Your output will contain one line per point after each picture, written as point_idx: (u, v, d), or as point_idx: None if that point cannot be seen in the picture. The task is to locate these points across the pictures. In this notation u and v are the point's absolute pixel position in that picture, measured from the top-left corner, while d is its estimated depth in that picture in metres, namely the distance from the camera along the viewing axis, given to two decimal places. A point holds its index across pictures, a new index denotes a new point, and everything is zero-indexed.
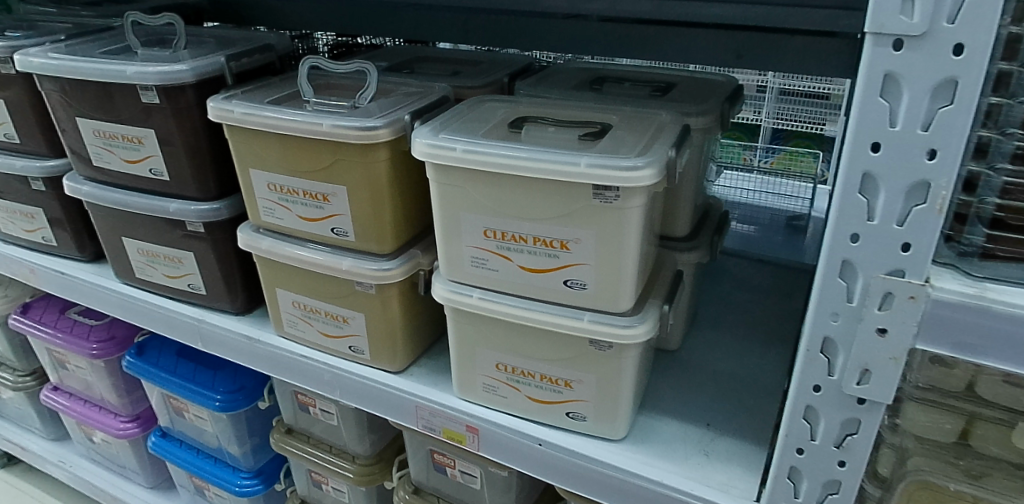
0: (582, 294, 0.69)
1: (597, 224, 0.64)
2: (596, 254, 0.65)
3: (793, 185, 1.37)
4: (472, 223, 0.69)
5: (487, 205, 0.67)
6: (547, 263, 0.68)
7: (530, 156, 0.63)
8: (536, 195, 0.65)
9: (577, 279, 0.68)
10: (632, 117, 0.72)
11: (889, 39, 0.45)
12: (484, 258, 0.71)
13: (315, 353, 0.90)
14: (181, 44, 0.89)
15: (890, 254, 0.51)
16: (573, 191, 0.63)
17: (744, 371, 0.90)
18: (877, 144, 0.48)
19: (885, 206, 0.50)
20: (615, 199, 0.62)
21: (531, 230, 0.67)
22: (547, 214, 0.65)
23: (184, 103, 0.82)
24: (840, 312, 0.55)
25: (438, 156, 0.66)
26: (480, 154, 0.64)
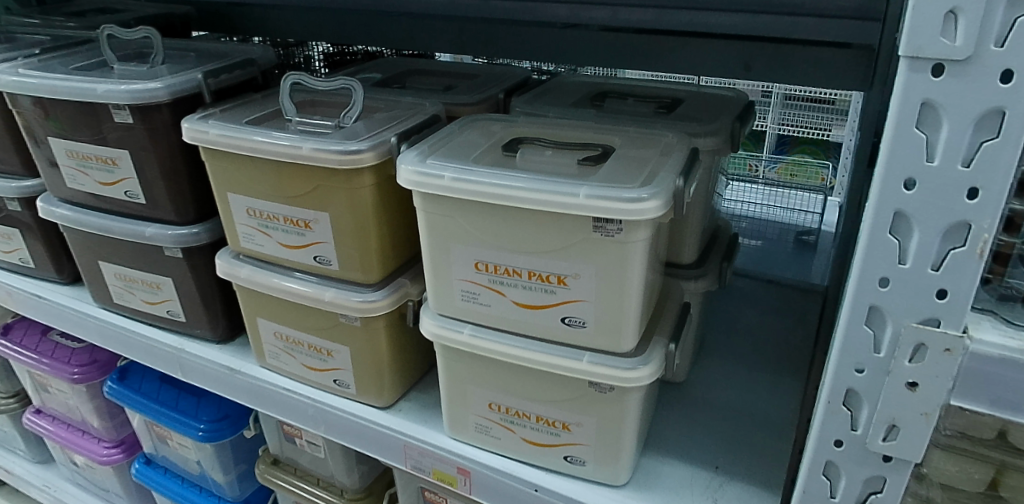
0: (582, 333, 0.63)
1: (597, 259, 0.59)
2: (596, 291, 0.60)
3: (800, 197, 1.29)
4: (462, 255, 0.64)
5: (478, 237, 0.62)
6: (543, 300, 0.63)
7: (524, 186, 0.57)
8: (531, 227, 0.60)
9: (576, 316, 0.62)
10: (636, 140, 0.67)
11: (927, 63, 0.39)
12: (475, 293, 0.66)
13: (299, 387, 0.85)
14: (158, 58, 0.84)
15: (924, 302, 0.46)
16: (571, 223, 0.58)
17: (754, 405, 0.84)
18: (911, 180, 0.43)
19: (919, 249, 0.44)
20: (617, 232, 0.57)
21: (525, 264, 0.61)
22: (542, 247, 0.60)
23: (160, 123, 0.77)
24: (865, 363, 0.50)
25: (424, 185, 0.61)
26: (470, 182, 0.59)
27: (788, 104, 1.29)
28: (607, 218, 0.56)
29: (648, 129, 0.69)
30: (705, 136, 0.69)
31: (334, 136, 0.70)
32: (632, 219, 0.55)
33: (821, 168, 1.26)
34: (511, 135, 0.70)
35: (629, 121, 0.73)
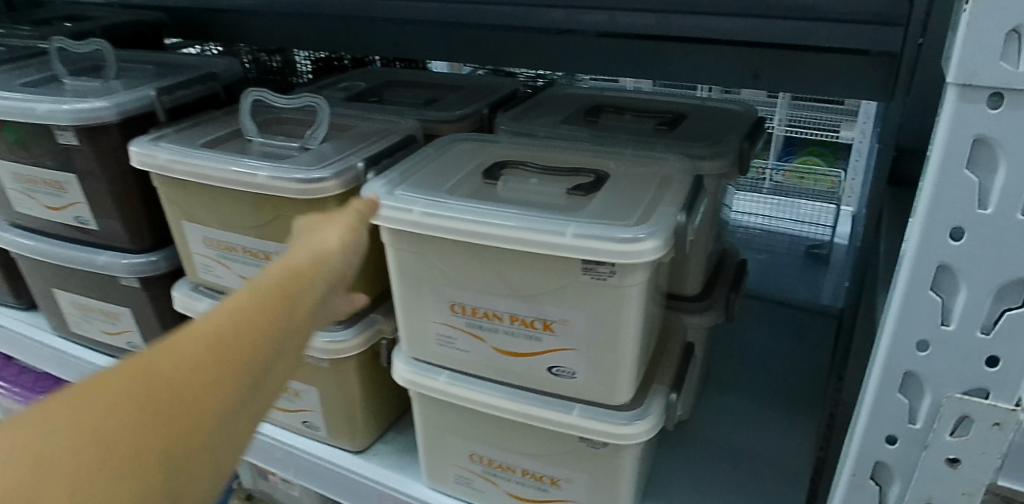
0: (572, 383, 0.56)
1: (587, 304, 0.52)
2: (587, 339, 0.53)
3: (808, 208, 1.22)
4: (436, 296, 0.57)
5: (454, 277, 0.55)
6: (527, 347, 0.56)
7: (503, 222, 0.50)
8: (512, 267, 0.53)
9: (564, 366, 0.55)
10: (633, 164, 0.60)
11: (983, 92, 0.32)
12: (452, 337, 0.59)
13: (266, 427, 0.78)
14: (111, 72, 0.77)
15: (970, 370, 0.39)
16: (559, 265, 0.51)
17: (761, 446, 0.77)
18: (959, 229, 0.36)
19: (966, 309, 0.37)
20: (610, 275, 0.49)
21: (506, 308, 0.54)
22: (525, 289, 0.53)
23: (108, 144, 0.70)
24: (897, 433, 0.43)
25: (391, 220, 0.54)
26: (441, 218, 0.52)
27: (796, 104, 1.18)
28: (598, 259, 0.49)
29: (648, 151, 0.62)
30: (710, 160, 0.62)
31: (297, 160, 0.63)
32: (626, 262, 0.48)
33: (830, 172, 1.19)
34: (494, 159, 0.63)
35: (627, 141, 0.66)
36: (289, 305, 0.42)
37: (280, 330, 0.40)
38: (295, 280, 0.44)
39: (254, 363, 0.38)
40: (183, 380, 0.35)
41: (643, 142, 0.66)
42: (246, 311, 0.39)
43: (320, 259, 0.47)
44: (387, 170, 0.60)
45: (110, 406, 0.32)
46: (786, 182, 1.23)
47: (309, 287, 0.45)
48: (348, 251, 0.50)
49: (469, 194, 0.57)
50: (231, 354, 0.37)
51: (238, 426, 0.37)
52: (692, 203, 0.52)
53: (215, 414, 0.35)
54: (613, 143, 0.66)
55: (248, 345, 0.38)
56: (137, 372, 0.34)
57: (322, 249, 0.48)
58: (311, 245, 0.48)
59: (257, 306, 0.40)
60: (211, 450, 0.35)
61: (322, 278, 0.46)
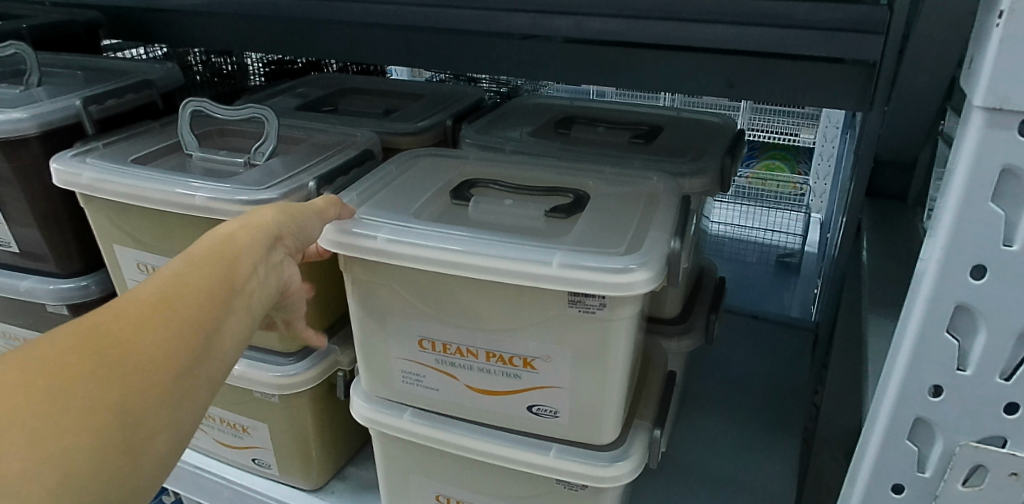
0: (554, 423, 0.52)
1: (571, 340, 0.47)
2: (571, 377, 0.49)
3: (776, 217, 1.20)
4: (402, 330, 0.51)
5: (424, 309, 0.50)
6: (503, 384, 0.51)
7: (477, 250, 0.46)
8: (489, 298, 0.48)
9: (546, 405, 0.51)
10: (612, 186, 0.55)
11: (1013, 117, 0.29)
12: (421, 373, 0.53)
13: (212, 465, 0.72)
14: (32, 78, 0.69)
15: (987, 418, 0.35)
16: (541, 296, 0.46)
17: (742, 473, 0.74)
18: (981, 268, 0.32)
19: (985, 353, 0.34)
20: (599, 308, 0.45)
21: (481, 343, 0.50)
22: (504, 323, 0.48)
23: (30, 158, 0.63)
24: (904, 482, 0.39)
25: (353, 247, 0.49)
26: (407, 246, 0.47)
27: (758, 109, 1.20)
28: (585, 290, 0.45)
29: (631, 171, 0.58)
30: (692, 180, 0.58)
31: (241, 179, 0.57)
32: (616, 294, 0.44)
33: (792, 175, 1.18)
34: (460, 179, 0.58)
35: (600, 156, 0.62)
36: (234, 275, 0.39)
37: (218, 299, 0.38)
38: (239, 246, 0.41)
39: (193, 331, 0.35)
40: (112, 345, 0.32)
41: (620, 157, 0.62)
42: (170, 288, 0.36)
43: (269, 227, 0.43)
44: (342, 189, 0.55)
45: (29, 372, 0.29)
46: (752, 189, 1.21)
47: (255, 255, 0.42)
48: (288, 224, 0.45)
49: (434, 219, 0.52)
50: (168, 321, 0.34)
51: (182, 395, 0.35)
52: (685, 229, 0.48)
53: (151, 381, 0.33)
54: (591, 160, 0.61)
55: (183, 312, 0.35)
56: (50, 349, 0.30)
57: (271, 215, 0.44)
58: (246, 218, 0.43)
59: (195, 275, 0.37)
60: (157, 416, 0.33)
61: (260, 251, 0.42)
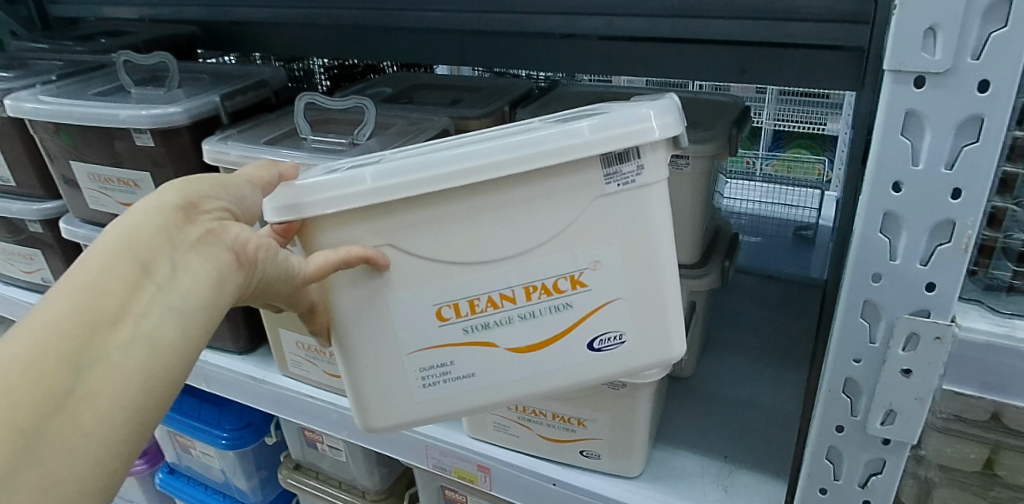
0: (620, 350, 0.58)
1: (614, 240, 0.55)
2: (627, 283, 0.56)
3: (795, 192, 1.28)
4: (415, 300, 0.56)
5: (437, 257, 0.55)
6: (555, 324, 0.57)
7: (500, 143, 0.51)
8: (524, 217, 0.54)
9: (608, 333, 0.57)
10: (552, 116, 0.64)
11: (910, 76, 0.43)
12: (450, 352, 0.58)
13: (320, 393, 0.89)
14: (173, 83, 0.87)
15: (915, 295, 0.49)
16: (580, 179, 0.53)
17: (756, 396, 0.88)
18: (899, 183, 0.46)
19: (908, 246, 0.48)
20: (638, 170, 0.53)
21: (518, 282, 0.55)
22: (542, 237, 0.54)
23: (179, 145, 0.82)
24: (862, 352, 0.53)
25: (344, 196, 0.52)
26: (395, 167, 0.52)
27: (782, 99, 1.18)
28: (621, 161, 0.52)
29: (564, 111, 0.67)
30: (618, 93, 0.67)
31: (348, 154, 0.73)
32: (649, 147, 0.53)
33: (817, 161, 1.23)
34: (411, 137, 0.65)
35: None
36: (106, 277, 0.41)
37: (83, 309, 0.40)
38: (119, 244, 0.43)
39: (54, 346, 0.38)
40: None
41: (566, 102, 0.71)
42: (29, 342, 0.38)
43: (153, 210, 0.44)
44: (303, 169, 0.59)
45: None
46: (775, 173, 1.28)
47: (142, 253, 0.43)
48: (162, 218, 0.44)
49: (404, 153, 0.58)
50: (17, 349, 0.37)
51: (67, 406, 0.38)
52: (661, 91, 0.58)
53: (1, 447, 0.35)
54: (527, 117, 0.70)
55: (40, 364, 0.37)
56: None
57: (158, 200, 0.45)
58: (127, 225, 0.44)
59: (59, 294, 0.40)
60: (42, 433, 0.37)
61: (137, 260, 0.42)
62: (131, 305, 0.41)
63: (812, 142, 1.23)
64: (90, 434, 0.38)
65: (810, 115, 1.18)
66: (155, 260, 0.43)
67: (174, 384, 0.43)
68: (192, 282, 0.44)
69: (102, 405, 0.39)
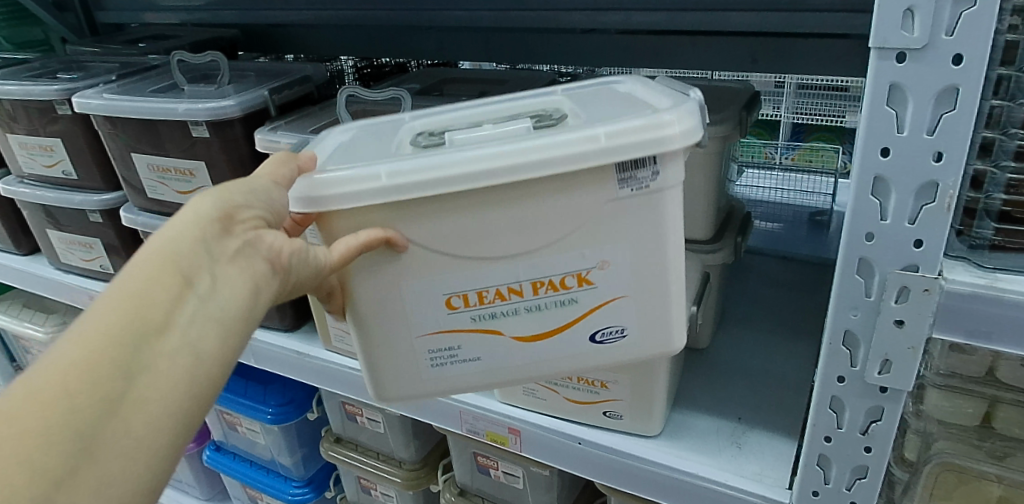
0: (621, 341, 0.64)
1: (625, 242, 0.60)
2: (632, 281, 0.61)
3: (815, 180, 1.29)
4: (425, 292, 0.62)
5: (449, 250, 0.60)
6: (561, 316, 0.63)
7: (523, 145, 0.56)
8: (536, 219, 0.58)
9: (612, 326, 0.63)
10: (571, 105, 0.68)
11: (892, 52, 0.49)
12: (460, 341, 0.64)
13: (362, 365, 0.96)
14: (224, 79, 0.95)
15: (904, 251, 0.55)
16: (599, 182, 0.57)
17: (770, 366, 0.94)
18: (886, 149, 0.52)
19: (896, 206, 0.54)
20: (653, 176, 0.57)
21: (527, 277, 0.61)
22: (556, 237, 0.59)
23: (232, 136, 0.91)
24: (859, 306, 0.59)
25: (361, 191, 0.57)
26: (415, 164, 0.56)
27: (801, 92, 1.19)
28: (637, 167, 0.57)
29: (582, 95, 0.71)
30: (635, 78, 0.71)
31: None
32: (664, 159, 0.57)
33: (835, 152, 1.25)
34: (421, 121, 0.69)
35: None
36: (153, 286, 0.44)
37: (132, 316, 0.43)
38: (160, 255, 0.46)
39: (109, 350, 0.41)
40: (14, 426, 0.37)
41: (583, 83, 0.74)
42: (86, 348, 0.41)
43: (192, 221, 0.48)
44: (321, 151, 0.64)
45: None
46: (794, 164, 1.29)
47: (184, 262, 0.46)
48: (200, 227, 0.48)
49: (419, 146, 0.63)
50: (74, 354, 0.40)
51: (123, 404, 0.41)
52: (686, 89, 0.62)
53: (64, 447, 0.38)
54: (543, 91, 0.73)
55: (96, 369, 0.40)
56: None
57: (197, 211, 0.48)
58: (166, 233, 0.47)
59: (107, 302, 0.43)
60: (102, 428, 0.40)
61: (179, 268, 0.46)
62: (174, 314, 0.45)
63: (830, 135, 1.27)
64: (141, 433, 0.41)
65: (830, 109, 1.17)
66: (197, 268, 0.47)
67: (213, 387, 0.46)
68: (229, 290, 0.48)
69: (153, 407, 0.42)
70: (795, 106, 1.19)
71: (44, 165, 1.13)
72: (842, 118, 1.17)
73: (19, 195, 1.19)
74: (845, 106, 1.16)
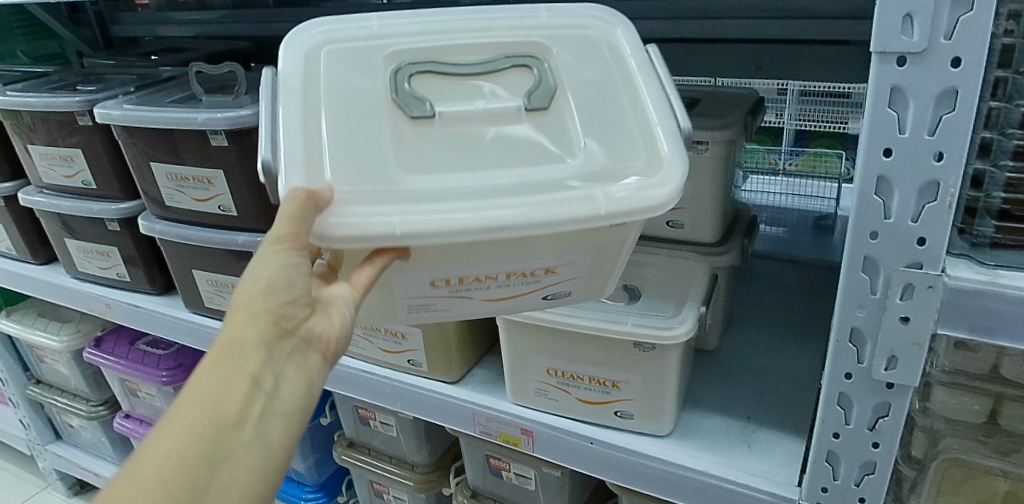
0: (565, 298, 0.65)
1: (592, 248, 0.60)
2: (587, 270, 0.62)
3: (819, 185, 1.31)
4: (414, 280, 0.59)
5: (451, 260, 0.57)
6: (518, 290, 0.61)
7: (525, 202, 0.55)
8: (520, 245, 0.57)
9: (561, 291, 0.63)
10: (567, 82, 0.64)
11: (893, 56, 0.51)
12: (431, 303, 0.62)
13: (376, 368, 0.98)
14: (241, 90, 0.98)
15: (908, 249, 0.56)
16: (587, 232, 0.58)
17: (778, 367, 0.95)
18: (888, 149, 0.54)
19: (900, 205, 0.55)
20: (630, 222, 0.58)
21: (504, 267, 0.58)
22: (531, 252, 0.58)
23: (249, 144, 0.94)
24: (865, 303, 0.60)
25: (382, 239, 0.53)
26: (435, 224, 0.53)
27: (804, 100, 1.20)
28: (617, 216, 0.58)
29: (577, 50, 0.65)
30: (632, 49, 0.66)
31: None
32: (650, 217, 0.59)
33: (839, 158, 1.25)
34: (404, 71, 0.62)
35: None
36: (224, 395, 0.52)
37: (214, 414, 0.51)
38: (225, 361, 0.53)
39: (188, 463, 0.48)
40: None
41: (577, 21, 0.67)
42: (180, 445, 0.49)
43: (258, 323, 0.54)
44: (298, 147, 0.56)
45: None
46: (798, 170, 1.31)
47: (252, 359, 0.54)
48: (264, 328, 0.54)
49: (413, 159, 0.59)
50: (170, 450, 0.48)
51: (206, 493, 0.48)
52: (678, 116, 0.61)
53: None
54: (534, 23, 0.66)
55: (189, 461, 0.48)
56: None
57: (252, 315, 0.55)
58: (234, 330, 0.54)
59: (183, 414, 0.50)
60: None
61: (249, 366, 0.53)
62: (248, 411, 0.52)
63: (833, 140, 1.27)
64: None
65: (833, 115, 1.19)
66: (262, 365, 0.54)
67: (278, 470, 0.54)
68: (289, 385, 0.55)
69: (232, 493, 0.49)
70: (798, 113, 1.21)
71: (63, 175, 1.15)
72: (844, 125, 1.19)
73: (38, 204, 1.21)
74: (848, 111, 1.18)
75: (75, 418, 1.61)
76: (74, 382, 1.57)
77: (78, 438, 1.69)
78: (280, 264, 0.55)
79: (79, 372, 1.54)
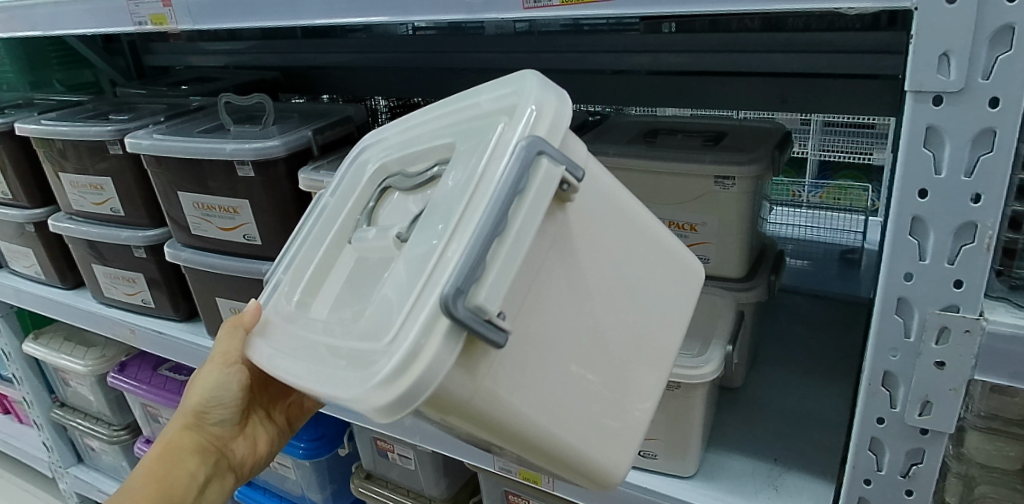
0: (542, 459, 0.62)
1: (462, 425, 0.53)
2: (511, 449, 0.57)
3: (845, 218, 1.27)
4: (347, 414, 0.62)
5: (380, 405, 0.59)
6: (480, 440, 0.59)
7: (321, 362, 0.52)
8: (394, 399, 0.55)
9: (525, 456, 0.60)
10: (437, 187, 0.52)
11: (929, 96, 0.49)
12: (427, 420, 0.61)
13: None
14: (268, 121, 1.00)
15: (945, 290, 0.55)
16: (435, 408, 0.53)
17: (806, 408, 0.92)
18: (924, 190, 0.52)
19: (936, 246, 0.54)
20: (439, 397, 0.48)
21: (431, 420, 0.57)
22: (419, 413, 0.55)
23: (275, 175, 0.95)
24: (898, 348, 0.58)
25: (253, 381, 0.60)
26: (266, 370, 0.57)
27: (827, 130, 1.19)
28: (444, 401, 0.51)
29: (476, 144, 0.52)
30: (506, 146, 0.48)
31: None
32: (487, 405, 0.50)
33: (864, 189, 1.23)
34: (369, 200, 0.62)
35: (676, 155, 0.81)
36: (169, 475, 0.73)
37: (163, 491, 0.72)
38: (168, 453, 0.75)
39: None
40: None
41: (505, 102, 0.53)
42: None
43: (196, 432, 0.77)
44: (274, 276, 0.66)
45: None
46: (822, 202, 1.28)
47: (187, 457, 0.75)
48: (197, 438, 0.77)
49: (337, 299, 0.59)
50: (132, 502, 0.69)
51: None
52: (452, 277, 0.44)
53: None
54: (469, 113, 0.56)
55: None
56: None
57: (188, 421, 0.76)
58: (179, 432, 0.76)
59: (135, 484, 0.71)
60: None
61: (189, 461, 0.75)
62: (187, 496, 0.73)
63: (857, 172, 1.23)
64: None
65: (858, 145, 1.16)
66: (195, 466, 0.75)
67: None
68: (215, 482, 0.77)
69: None
70: (821, 145, 1.18)
71: (93, 202, 1.17)
72: (868, 156, 1.16)
73: (67, 231, 1.23)
74: (873, 143, 1.15)
75: (96, 441, 1.62)
76: (97, 406, 1.58)
77: (98, 461, 1.70)
78: (210, 386, 0.75)
79: (101, 395, 1.55)
